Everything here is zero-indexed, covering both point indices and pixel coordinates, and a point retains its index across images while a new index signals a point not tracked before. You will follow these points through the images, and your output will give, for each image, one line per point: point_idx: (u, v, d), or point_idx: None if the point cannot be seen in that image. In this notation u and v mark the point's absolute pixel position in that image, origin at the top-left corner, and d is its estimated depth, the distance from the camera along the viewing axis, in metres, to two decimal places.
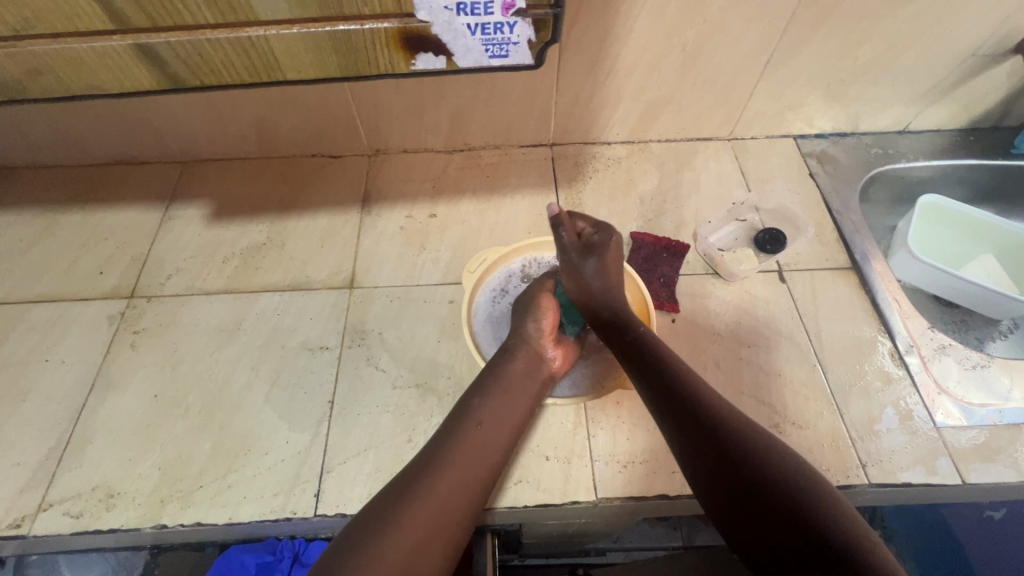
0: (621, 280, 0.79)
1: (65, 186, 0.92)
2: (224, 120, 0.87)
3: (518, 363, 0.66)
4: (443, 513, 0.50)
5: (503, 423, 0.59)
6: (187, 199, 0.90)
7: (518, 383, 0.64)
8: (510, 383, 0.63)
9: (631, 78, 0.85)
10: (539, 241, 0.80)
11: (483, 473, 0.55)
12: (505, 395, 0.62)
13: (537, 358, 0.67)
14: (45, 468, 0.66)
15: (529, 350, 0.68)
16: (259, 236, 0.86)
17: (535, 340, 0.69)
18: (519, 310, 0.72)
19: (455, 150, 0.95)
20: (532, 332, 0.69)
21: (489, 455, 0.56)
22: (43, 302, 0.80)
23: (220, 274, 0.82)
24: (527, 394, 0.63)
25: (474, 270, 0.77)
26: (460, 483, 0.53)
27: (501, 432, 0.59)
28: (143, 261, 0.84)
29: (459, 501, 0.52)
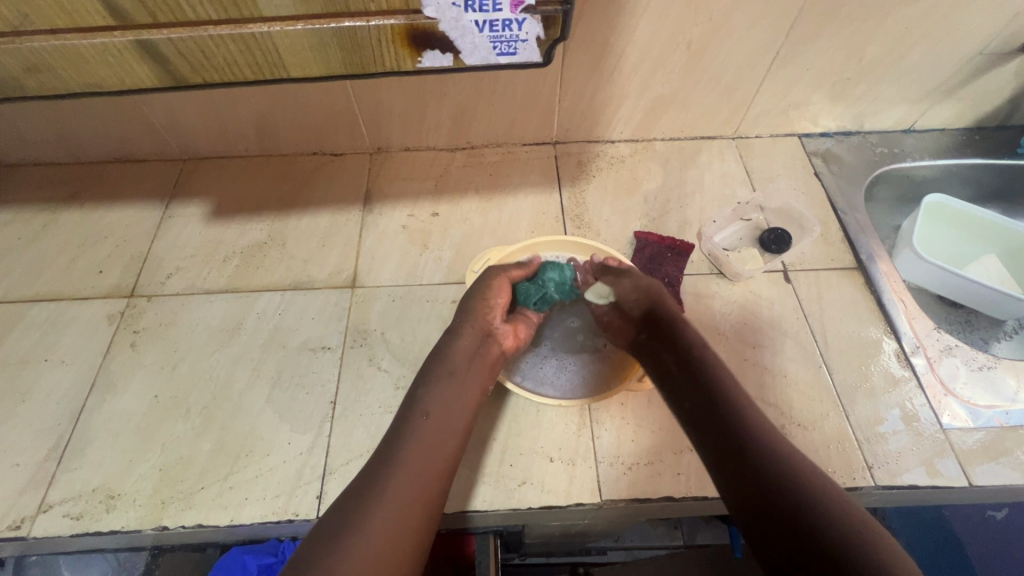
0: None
1: (64, 184, 0.91)
2: (224, 117, 0.86)
3: (470, 343, 0.64)
4: (404, 508, 0.48)
5: (452, 410, 0.57)
6: (187, 196, 0.90)
7: (466, 367, 0.62)
8: (455, 368, 0.61)
9: (635, 76, 0.84)
10: (543, 240, 0.79)
11: (441, 462, 0.53)
12: (448, 381, 0.59)
13: (483, 338, 0.66)
14: (44, 469, 0.65)
15: (475, 329, 0.66)
16: (260, 235, 0.85)
17: (483, 317, 0.67)
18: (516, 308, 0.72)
19: (457, 148, 0.95)
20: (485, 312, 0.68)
21: (442, 442, 0.54)
22: (42, 301, 0.79)
23: (221, 273, 0.81)
24: (477, 377, 0.62)
25: (479, 269, 0.78)
26: (420, 475, 0.50)
27: (449, 417, 0.56)
28: (143, 259, 0.83)
29: (421, 492, 0.50)
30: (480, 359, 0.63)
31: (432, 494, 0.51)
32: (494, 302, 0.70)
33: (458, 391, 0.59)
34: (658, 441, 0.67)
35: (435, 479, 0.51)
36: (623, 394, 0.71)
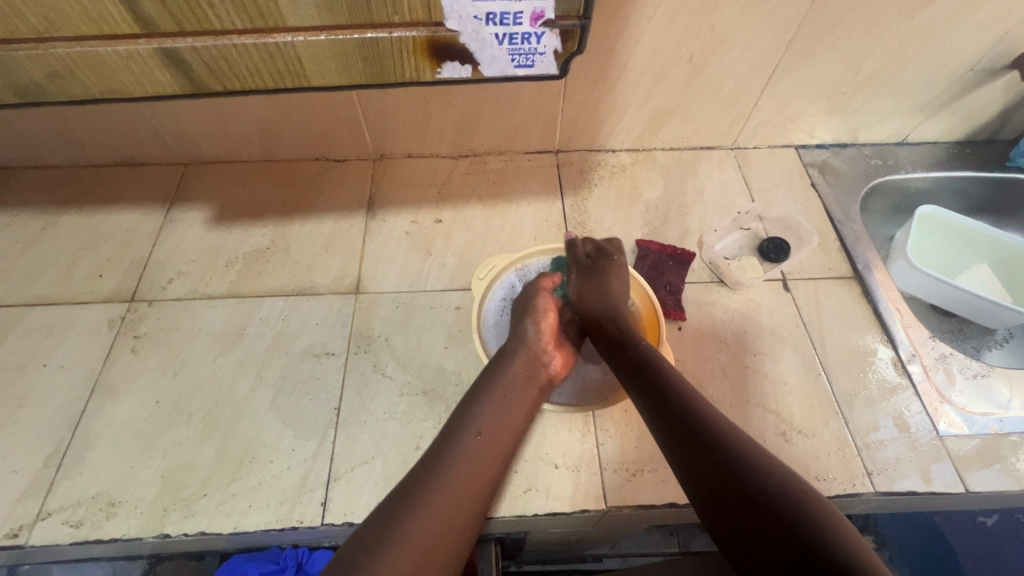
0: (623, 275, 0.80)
1: (63, 186, 0.90)
2: (229, 121, 0.86)
3: (515, 366, 0.65)
4: (428, 554, 0.47)
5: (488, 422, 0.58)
6: (188, 201, 0.89)
7: (519, 389, 0.63)
8: (500, 401, 0.60)
9: (637, 87, 0.85)
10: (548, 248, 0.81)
11: (469, 507, 0.52)
12: (492, 419, 0.59)
13: (535, 363, 0.66)
14: (43, 476, 0.65)
15: (529, 353, 0.67)
16: (263, 240, 0.85)
17: (535, 343, 0.68)
18: (517, 312, 0.72)
19: (460, 155, 0.95)
20: (531, 334, 0.69)
21: (472, 477, 0.54)
22: (40, 305, 0.78)
23: (223, 278, 0.81)
24: (526, 402, 0.62)
25: (484, 276, 0.79)
26: (448, 514, 0.50)
27: (486, 458, 0.56)
28: (144, 264, 0.82)
29: (448, 536, 0.49)
30: (527, 381, 0.64)
31: (456, 542, 0.49)
32: (545, 321, 0.70)
33: (500, 432, 0.58)
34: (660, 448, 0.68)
35: (462, 526, 0.50)
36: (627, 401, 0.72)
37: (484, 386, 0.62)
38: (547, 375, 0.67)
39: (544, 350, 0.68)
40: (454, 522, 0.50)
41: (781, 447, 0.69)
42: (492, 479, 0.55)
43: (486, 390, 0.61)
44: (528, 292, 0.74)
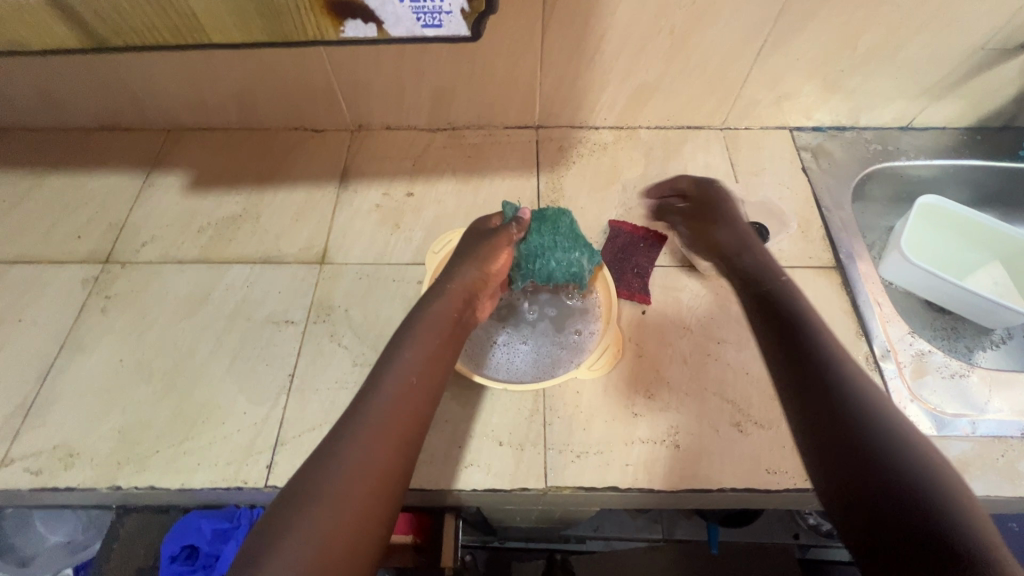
0: None
1: (51, 149, 0.93)
2: (205, 85, 0.86)
3: (449, 305, 0.63)
4: (349, 510, 0.45)
5: (420, 366, 0.56)
6: (168, 167, 0.91)
7: (445, 330, 0.61)
8: (418, 358, 0.57)
9: (617, 60, 0.82)
10: None
11: (401, 443, 0.50)
12: (409, 386, 0.54)
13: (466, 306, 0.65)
14: (9, 425, 0.67)
15: (461, 292, 0.65)
16: (236, 207, 0.86)
17: (470, 283, 0.66)
18: (462, 256, 0.69)
19: (438, 129, 0.94)
20: (471, 278, 0.66)
21: (406, 414, 0.52)
22: (20, 263, 0.81)
23: (195, 243, 0.83)
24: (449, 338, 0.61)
25: (438, 250, 0.78)
26: (373, 460, 0.48)
27: (404, 435, 0.51)
28: (120, 227, 0.84)
29: (379, 473, 0.47)
30: (455, 329, 0.62)
31: (392, 474, 0.48)
32: (491, 266, 0.69)
33: (420, 395, 0.54)
34: (608, 431, 0.67)
35: (390, 475, 0.48)
36: (579, 382, 0.70)
37: (406, 329, 0.60)
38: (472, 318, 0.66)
39: (478, 295, 0.67)
40: (381, 475, 0.48)
41: (734, 438, 0.67)
42: (421, 423, 0.53)
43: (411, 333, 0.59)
44: (477, 239, 0.71)
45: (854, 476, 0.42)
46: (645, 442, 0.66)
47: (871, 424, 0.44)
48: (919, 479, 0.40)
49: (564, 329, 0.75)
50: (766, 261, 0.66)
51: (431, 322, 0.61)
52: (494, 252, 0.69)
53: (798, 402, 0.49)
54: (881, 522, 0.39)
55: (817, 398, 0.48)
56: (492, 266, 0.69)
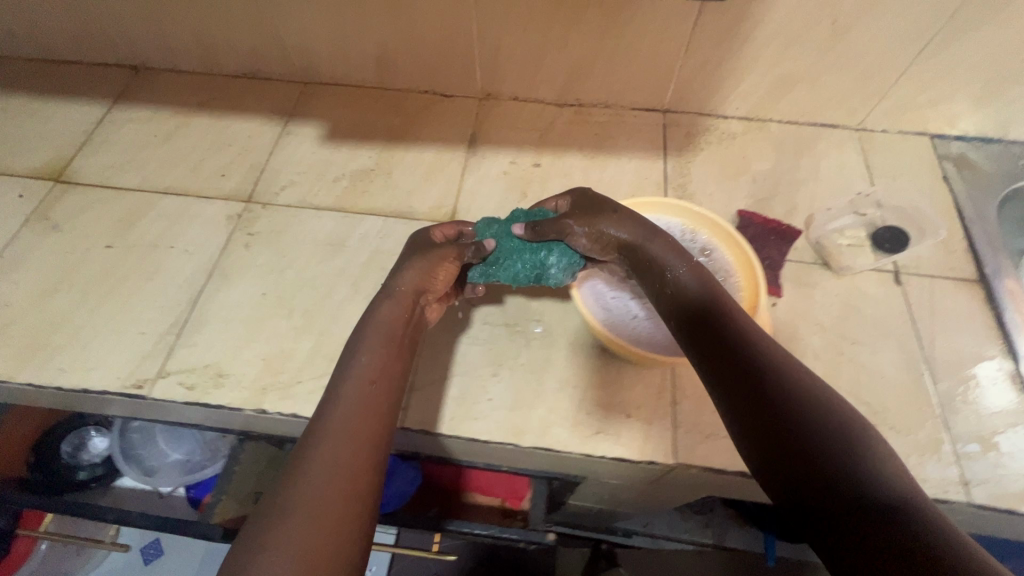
0: (725, 243, 0.70)
1: (197, 91, 0.98)
2: (351, 41, 0.89)
3: (393, 308, 0.61)
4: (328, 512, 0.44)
5: (384, 370, 0.56)
6: (304, 118, 0.94)
7: (391, 330, 0.59)
8: (373, 357, 0.57)
9: (767, 48, 0.81)
10: (645, 200, 0.73)
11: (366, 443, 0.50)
12: (370, 385, 0.54)
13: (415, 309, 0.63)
14: (164, 341, 0.72)
15: (399, 297, 0.62)
16: (368, 161, 0.89)
17: (418, 286, 0.63)
18: (401, 262, 0.66)
19: (565, 104, 0.95)
20: (406, 282, 0.63)
21: (370, 415, 0.52)
22: (170, 193, 0.86)
23: (330, 191, 0.86)
24: (398, 339, 0.59)
25: None
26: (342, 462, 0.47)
27: (376, 437, 0.51)
28: (260, 169, 0.88)
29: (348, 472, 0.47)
30: (399, 329, 0.60)
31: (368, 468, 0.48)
32: (432, 271, 0.64)
33: (377, 392, 0.54)
34: None
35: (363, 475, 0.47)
36: None
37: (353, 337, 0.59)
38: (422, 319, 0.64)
39: (423, 300, 0.64)
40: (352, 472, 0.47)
41: None
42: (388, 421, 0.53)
43: (361, 335, 0.58)
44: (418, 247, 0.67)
45: (813, 492, 0.42)
46: None
47: (808, 430, 0.45)
48: (889, 505, 0.39)
49: None
50: (674, 247, 0.61)
51: (375, 325, 0.59)
52: (437, 259, 0.65)
53: (734, 423, 0.48)
54: (843, 538, 0.39)
55: (750, 416, 0.47)
56: (440, 271, 0.65)
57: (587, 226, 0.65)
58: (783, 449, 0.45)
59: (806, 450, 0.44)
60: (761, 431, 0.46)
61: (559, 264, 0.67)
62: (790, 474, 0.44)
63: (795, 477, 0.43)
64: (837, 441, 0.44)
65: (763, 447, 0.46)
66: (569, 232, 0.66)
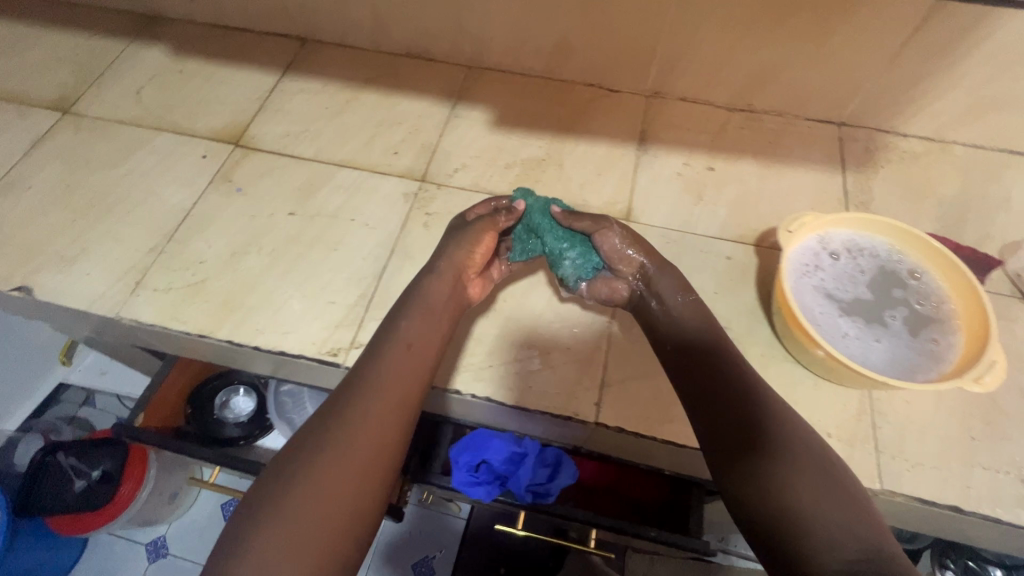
0: (941, 266, 0.67)
1: (365, 66, 0.99)
2: (531, 29, 0.89)
3: (439, 288, 0.66)
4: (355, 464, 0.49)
5: (425, 342, 0.62)
6: (471, 102, 0.94)
7: (436, 306, 0.65)
8: (418, 332, 0.62)
9: (980, 69, 0.77)
10: (854, 215, 0.70)
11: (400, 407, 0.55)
12: (410, 357, 0.59)
13: (457, 293, 0.68)
14: (355, 312, 0.73)
15: (455, 281, 0.68)
16: (539, 150, 0.89)
17: (459, 268, 0.68)
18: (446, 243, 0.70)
19: (735, 109, 0.93)
20: (449, 262, 0.68)
21: (404, 384, 0.57)
22: (346, 166, 0.87)
23: (504, 178, 0.86)
24: (441, 319, 0.65)
25: (793, 230, 0.68)
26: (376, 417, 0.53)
27: (407, 401, 0.56)
28: (432, 150, 0.89)
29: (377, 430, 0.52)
30: (450, 307, 0.66)
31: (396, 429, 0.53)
32: (478, 249, 0.69)
33: (416, 363, 0.59)
34: (943, 448, 0.64)
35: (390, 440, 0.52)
36: (907, 392, 0.68)
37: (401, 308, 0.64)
38: (463, 300, 0.69)
39: (467, 278, 0.70)
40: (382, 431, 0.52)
41: None
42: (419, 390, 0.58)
43: (414, 306, 0.64)
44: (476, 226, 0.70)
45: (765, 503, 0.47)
46: (986, 469, 0.63)
47: (791, 453, 0.50)
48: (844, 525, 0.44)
49: (923, 333, 0.64)
50: (682, 282, 0.68)
51: (423, 301, 0.65)
52: (479, 241, 0.70)
53: (710, 435, 0.54)
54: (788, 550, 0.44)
55: (729, 430, 0.53)
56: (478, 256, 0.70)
57: (617, 236, 0.70)
58: (748, 461, 0.50)
59: (767, 465, 0.49)
60: (733, 445, 0.52)
61: (577, 267, 0.71)
62: (749, 484, 0.49)
63: (747, 486, 0.49)
64: (811, 462, 0.49)
65: (731, 457, 0.51)
66: (603, 230, 0.71)
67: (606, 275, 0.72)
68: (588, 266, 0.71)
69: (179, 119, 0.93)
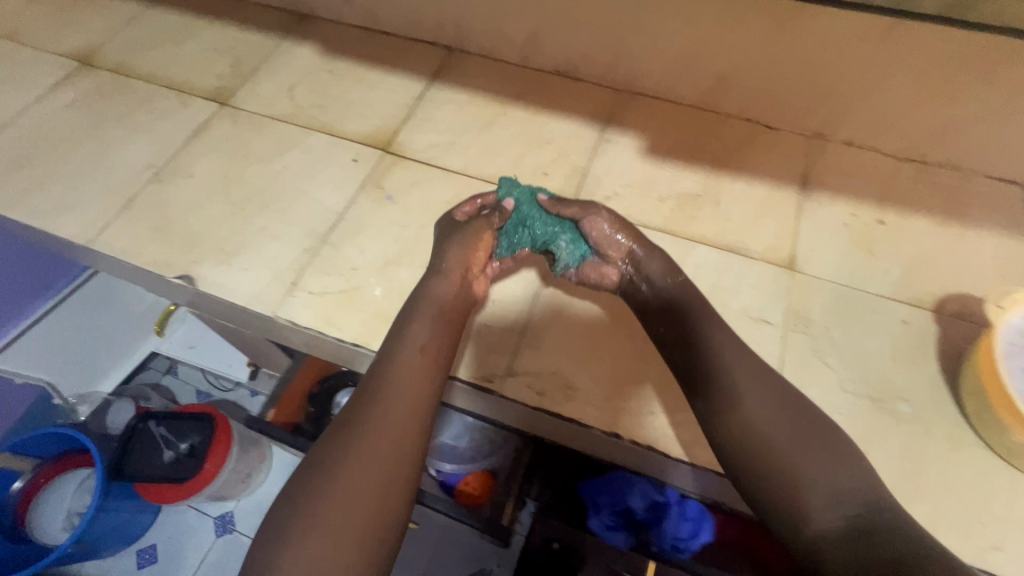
0: None
1: (511, 82, 0.98)
2: (694, 59, 0.85)
3: (445, 284, 0.69)
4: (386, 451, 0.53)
5: (439, 340, 0.64)
6: (621, 127, 0.92)
7: (445, 306, 0.67)
8: (428, 330, 0.65)
9: None
10: None
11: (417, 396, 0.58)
12: (422, 351, 0.62)
13: (465, 287, 0.70)
14: (510, 338, 0.74)
15: (460, 275, 0.70)
16: (693, 185, 0.85)
17: (465, 265, 0.70)
18: (451, 242, 0.72)
19: (906, 159, 0.86)
20: (455, 261, 0.70)
21: (423, 380, 0.60)
22: (495, 184, 0.86)
23: (657, 211, 0.83)
24: (453, 319, 0.67)
25: (1006, 306, 0.65)
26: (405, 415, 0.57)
27: (423, 397, 0.59)
28: (582, 174, 0.87)
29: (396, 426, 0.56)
30: (459, 303, 0.69)
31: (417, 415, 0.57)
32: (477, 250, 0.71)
33: (428, 356, 0.62)
34: None
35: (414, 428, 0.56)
36: None
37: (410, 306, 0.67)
38: (472, 297, 0.71)
39: (471, 276, 0.71)
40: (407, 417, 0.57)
41: None
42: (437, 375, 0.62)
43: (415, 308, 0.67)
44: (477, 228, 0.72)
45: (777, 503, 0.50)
46: None
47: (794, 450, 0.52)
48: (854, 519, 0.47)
49: None
50: (670, 278, 0.67)
51: (427, 299, 0.67)
52: (478, 241, 0.71)
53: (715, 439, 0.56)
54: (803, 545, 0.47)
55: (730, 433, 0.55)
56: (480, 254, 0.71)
57: (592, 227, 0.70)
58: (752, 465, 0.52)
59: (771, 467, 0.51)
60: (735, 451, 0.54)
61: (568, 251, 0.71)
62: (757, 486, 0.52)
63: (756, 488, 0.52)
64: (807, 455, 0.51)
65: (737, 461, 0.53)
66: (591, 222, 0.71)
67: (594, 261, 0.72)
68: (571, 252, 0.71)
69: (330, 119, 0.94)
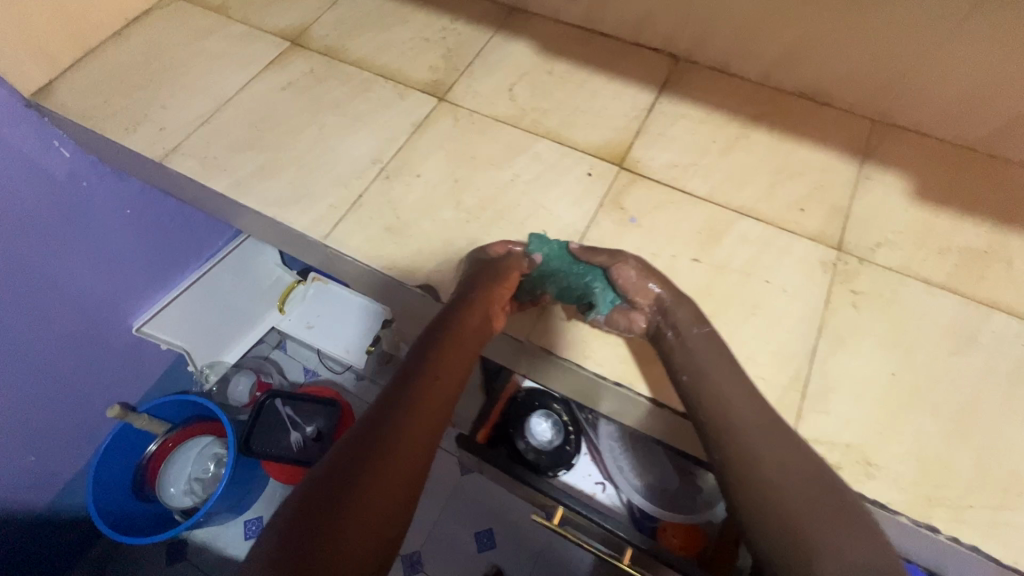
0: None
1: (749, 100, 0.89)
2: (990, 100, 0.74)
3: (471, 316, 0.62)
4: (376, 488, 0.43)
5: (453, 366, 0.56)
6: (882, 163, 0.82)
7: (466, 337, 0.60)
8: (454, 358, 0.57)
9: None
10: None
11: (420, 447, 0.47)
12: (437, 380, 0.54)
13: (484, 321, 0.63)
14: (791, 398, 0.65)
15: (479, 304, 0.64)
16: (978, 240, 0.76)
17: (488, 297, 0.65)
18: (477, 275, 0.68)
19: None
20: (479, 291, 0.65)
21: (435, 416, 0.51)
22: (748, 216, 0.79)
23: (940, 265, 0.74)
24: (468, 350, 0.60)
25: None
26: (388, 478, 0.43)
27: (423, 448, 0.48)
28: (845, 214, 0.78)
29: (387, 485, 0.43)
30: (477, 340, 0.61)
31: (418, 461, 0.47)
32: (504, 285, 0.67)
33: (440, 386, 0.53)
34: None
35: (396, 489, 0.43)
36: None
37: (429, 333, 0.60)
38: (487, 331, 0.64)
39: (492, 309, 0.65)
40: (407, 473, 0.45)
41: None
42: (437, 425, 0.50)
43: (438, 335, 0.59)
44: (503, 266, 0.69)
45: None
46: None
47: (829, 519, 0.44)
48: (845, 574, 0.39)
49: None
50: (697, 325, 0.64)
51: (455, 327, 0.60)
52: (504, 275, 0.68)
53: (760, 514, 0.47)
54: None
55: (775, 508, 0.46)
56: (506, 290, 0.67)
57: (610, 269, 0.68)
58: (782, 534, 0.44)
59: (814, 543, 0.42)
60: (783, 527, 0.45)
61: (600, 296, 0.69)
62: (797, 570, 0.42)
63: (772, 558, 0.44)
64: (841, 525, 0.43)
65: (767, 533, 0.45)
66: (614, 267, 0.68)
67: (623, 306, 0.68)
68: (603, 299, 0.69)
69: (556, 126, 0.88)
